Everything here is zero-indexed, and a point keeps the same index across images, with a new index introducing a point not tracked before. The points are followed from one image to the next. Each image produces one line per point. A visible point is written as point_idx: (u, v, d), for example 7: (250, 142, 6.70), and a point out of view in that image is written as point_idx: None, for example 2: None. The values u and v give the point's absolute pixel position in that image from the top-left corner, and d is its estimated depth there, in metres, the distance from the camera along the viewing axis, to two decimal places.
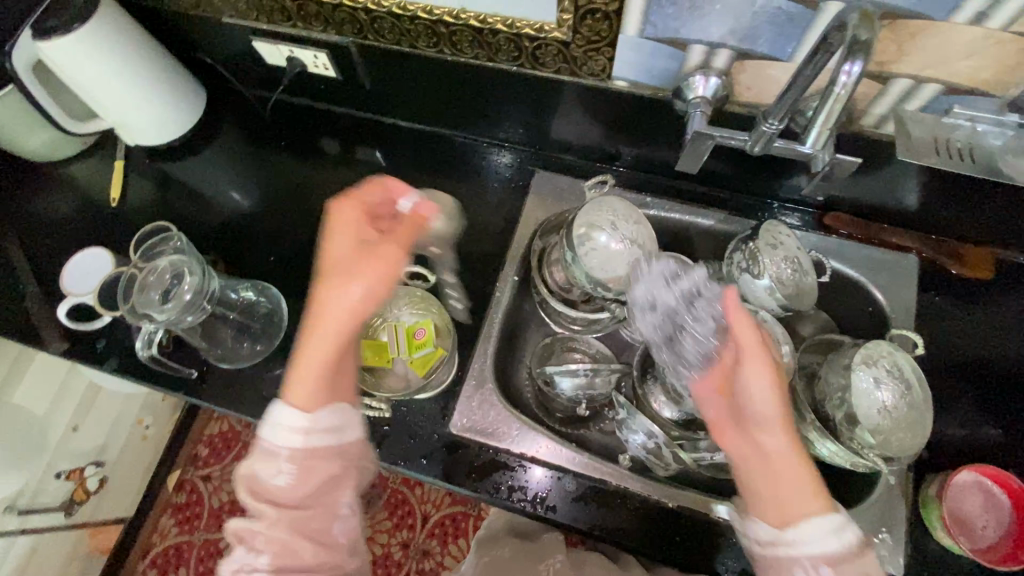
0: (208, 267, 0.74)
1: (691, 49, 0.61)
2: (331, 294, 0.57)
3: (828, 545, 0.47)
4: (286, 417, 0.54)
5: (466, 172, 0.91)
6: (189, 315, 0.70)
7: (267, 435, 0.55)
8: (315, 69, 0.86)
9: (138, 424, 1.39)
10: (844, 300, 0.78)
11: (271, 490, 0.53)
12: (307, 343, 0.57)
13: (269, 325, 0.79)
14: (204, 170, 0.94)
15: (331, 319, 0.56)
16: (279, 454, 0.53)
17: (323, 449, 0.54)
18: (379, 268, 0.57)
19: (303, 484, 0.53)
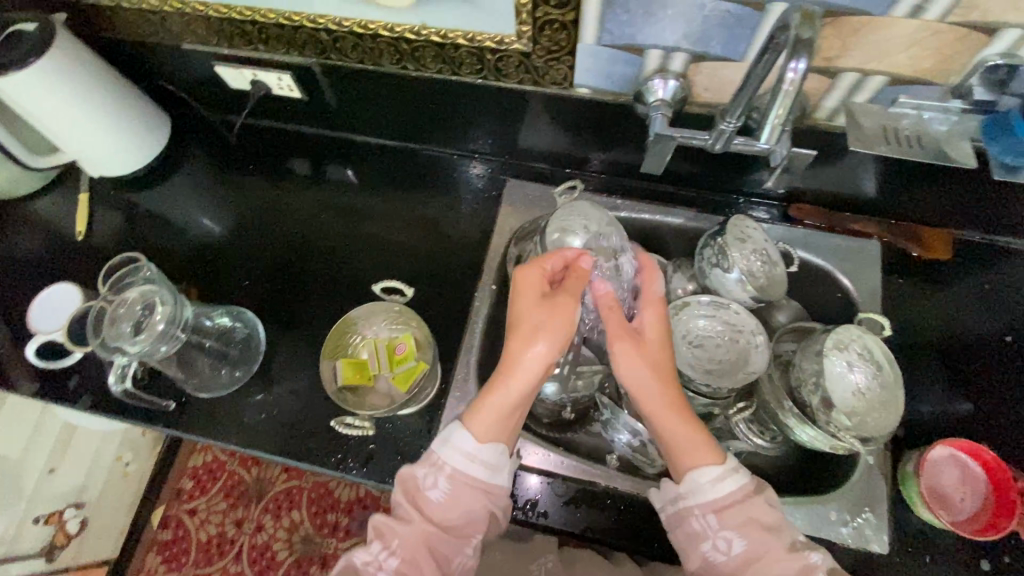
0: (180, 295, 0.72)
1: (648, 54, 0.62)
2: (540, 339, 0.59)
3: (713, 493, 0.54)
4: (466, 443, 0.58)
5: (439, 185, 0.91)
6: (163, 345, 0.69)
7: (442, 447, 0.59)
8: (280, 91, 0.86)
9: (118, 461, 1.35)
10: (814, 288, 0.80)
11: (426, 501, 0.57)
12: (502, 376, 0.59)
13: (247, 350, 0.78)
14: (172, 198, 0.93)
15: (523, 374, 0.59)
16: (444, 469, 0.57)
17: (476, 482, 0.57)
18: (554, 320, 0.59)
19: (451, 508, 0.56)
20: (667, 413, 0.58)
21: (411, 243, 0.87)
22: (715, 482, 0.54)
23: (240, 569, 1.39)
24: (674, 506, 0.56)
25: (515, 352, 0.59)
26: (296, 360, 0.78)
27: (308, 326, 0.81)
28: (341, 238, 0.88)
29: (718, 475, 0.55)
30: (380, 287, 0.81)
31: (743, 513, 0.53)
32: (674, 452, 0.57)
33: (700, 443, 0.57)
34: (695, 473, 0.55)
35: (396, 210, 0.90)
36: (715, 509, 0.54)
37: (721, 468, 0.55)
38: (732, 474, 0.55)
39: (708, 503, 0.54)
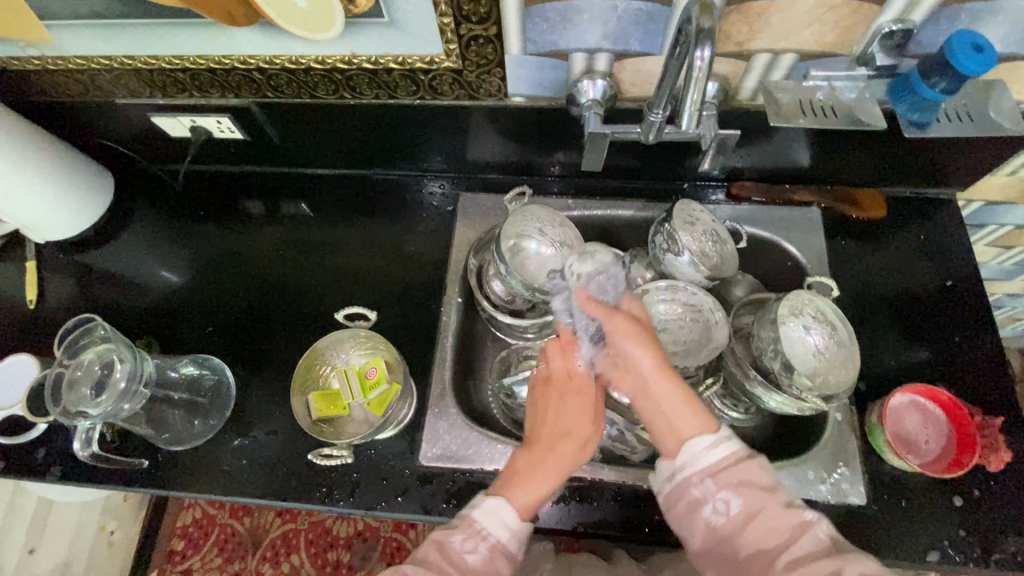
0: (138, 350, 0.71)
1: (572, 57, 0.65)
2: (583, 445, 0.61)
3: (707, 460, 0.55)
4: (509, 513, 0.56)
5: (395, 207, 0.92)
6: (126, 403, 0.68)
7: (485, 516, 0.56)
8: (221, 134, 0.86)
9: (102, 531, 1.32)
10: (765, 261, 0.83)
11: (463, 564, 0.54)
12: (546, 460, 0.59)
13: (218, 397, 0.77)
14: (126, 254, 0.92)
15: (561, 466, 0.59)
16: (487, 537, 0.55)
17: (510, 557, 0.56)
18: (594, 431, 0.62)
19: (486, 573, 0.54)
20: (658, 381, 0.58)
21: (373, 267, 0.88)
22: (711, 448, 0.55)
23: None
24: (673, 480, 0.56)
25: (558, 445, 0.60)
26: (270, 400, 0.78)
27: (279, 364, 0.81)
28: (302, 273, 0.88)
29: (715, 441, 0.55)
30: (343, 315, 0.82)
31: (737, 474, 0.53)
32: (670, 424, 0.58)
33: (699, 414, 0.57)
34: (686, 444, 0.56)
35: (354, 237, 0.90)
36: (712, 472, 0.54)
37: (712, 435, 0.56)
38: (724, 441, 0.55)
39: (704, 467, 0.54)
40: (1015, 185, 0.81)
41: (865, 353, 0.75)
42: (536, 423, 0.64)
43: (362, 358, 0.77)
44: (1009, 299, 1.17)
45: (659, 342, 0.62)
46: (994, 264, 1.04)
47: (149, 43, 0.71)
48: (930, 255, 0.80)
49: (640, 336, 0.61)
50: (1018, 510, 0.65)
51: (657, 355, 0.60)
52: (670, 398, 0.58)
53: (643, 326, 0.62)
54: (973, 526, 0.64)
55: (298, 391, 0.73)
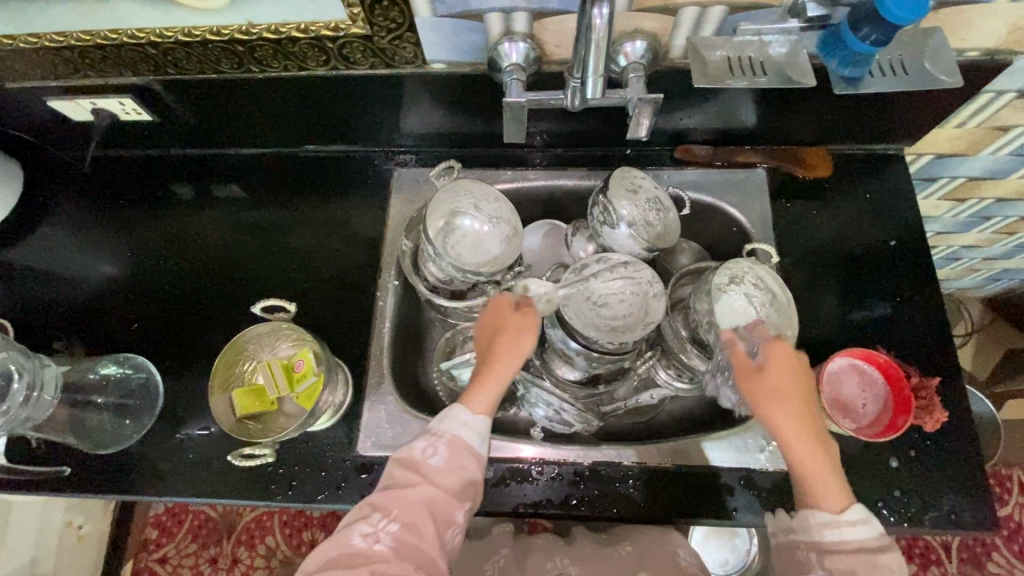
0: (33, 356, 0.70)
1: (488, 18, 0.60)
2: (519, 344, 0.65)
3: (834, 537, 0.52)
4: (465, 414, 0.61)
5: (328, 187, 0.87)
6: (31, 412, 0.68)
7: (441, 422, 0.61)
8: (128, 116, 0.80)
9: (69, 526, 1.30)
10: (712, 228, 0.81)
11: (427, 467, 0.58)
12: (495, 368, 0.64)
13: (146, 397, 0.74)
14: (46, 250, 0.86)
15: (507, 368, 0.64)
16: (444, 437, 0.60)
17: (473, 447, 0.60)
18: (524, 336, 0.65)
19: (452, 470, 0.58)
20: (801, 443, 0.55)
21: (306, 253, 0.83)
22: (850, 524, 0.52)
23: None
24: (785, 536, 0.56)
25: (498, 351, 0.64)
26: (202, 396, 0.75)
27: (212, 357, 0.78)
28: (232, 261, 0.84)
29: (836, 523, 0.53)
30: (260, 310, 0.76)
31: (849, 562, 0.51)
32: (801, 487, 0.56)
33: (831, 485, 0.54)
34: (812, 510, 0.54)
35: (285, 221, 0.86)
36: (821, 549, 0.53)
37: (834, 513, 0.53)
38: (862, 524, 0.52)
39: (830, 538, 0.53)
40: (963, 137, 0.79)
41: (809, 319, 0.74)
42: (479, 348, 0.67)
43: (291, 349, 0.73)
44: (967, 251, 1.16)
45: (804, 399, 0.57)
46: (949, 218, 1.03)
47: (26, 20, 0.64)
48: (877, 213, 0.78)
49: (768, 395, 0.57)
50: (953, 468, 0.65)
51: (790, 421, 0.56)
52: (805, 463, 0.55)
53: (779, 377, 0.58)
54: (909, 486, 0.65)
55: (218, 393, 0.70)
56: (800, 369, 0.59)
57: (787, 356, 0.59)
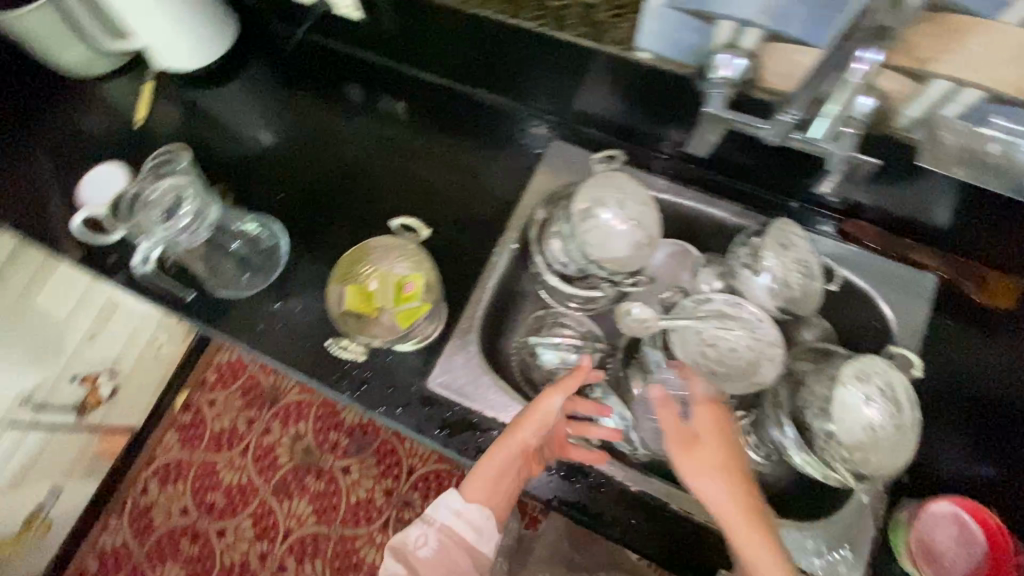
0: (209, 193, 0.78)
1: (719, 24, 0.57)
2: (511, 442, 0.64)
3: None
4: (455, 502, 0.64)
5: (492, 134, 0.89)
6: (185, 239, 0.75)
7: (436, 507, 0.64)
8: (342, 10, 0.84)
9: (154, 342, 1.43)
10: (853, 314, 0.74)
11: (415, 558, 0.61)
12: (492, 451, 0.64)
13: (269, 263, 0.81)
14: (231, 104, 0.95)
15: (502, 460, 0.64)
16: (434, 529, 0.63)
17: (462, 536, 0.62)
18: (514, 438, 0.64)
19: (438, 563, 0.61)
20: (737, 517, 0.56)
21: (447, 191, 0.87)
22: None
23: (245, 463, 1.51)
24: None
25: (493, 446, 0.65)
26: (312, 279, 0.81)
27: (332, 249, 0.83)
28: (376, 171, 0.88)
29: None
30: (396, 223, 0.83)
31: None
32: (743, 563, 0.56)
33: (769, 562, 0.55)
34: None
35: (444, 150, 0.89)
36: None
37: None
38: None
39: None
40: None
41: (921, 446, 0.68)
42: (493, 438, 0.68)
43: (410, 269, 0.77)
44: None
45: (742, 473, 0.59)
46: None
47: None
48: None
49: (703, 466, 0.58)
50: None
51: (722, 491, 0.57)
52: (742, 536, 0.56)
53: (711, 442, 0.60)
54: None
55: (335, 288, 0.76)
56: (732, 444, 0.60)
57: (718, 418, 0.61)
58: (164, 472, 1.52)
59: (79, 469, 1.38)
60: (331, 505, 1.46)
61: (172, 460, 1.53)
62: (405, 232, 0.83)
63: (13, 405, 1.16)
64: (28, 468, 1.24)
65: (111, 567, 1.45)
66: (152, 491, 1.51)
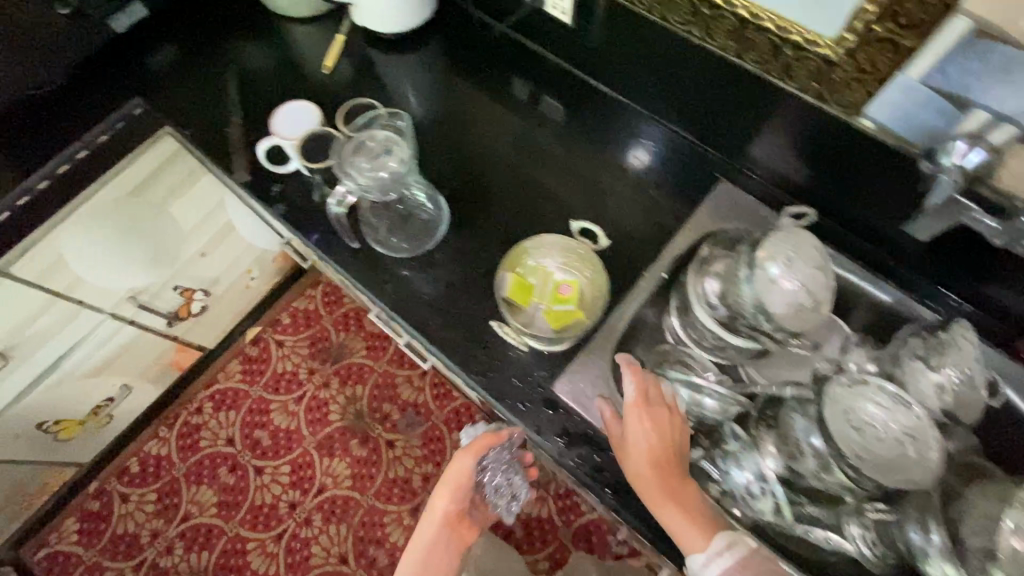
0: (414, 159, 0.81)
1: (972, 113, 0.58)
2: (441, 496, 0.84)
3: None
4: None
5: (619, 150, 0.89)
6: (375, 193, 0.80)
7: None
8: (551, 9, 0.85)
9: (247, 273, 1.47)
10: (1005, 437, 0.71)
11: None
12: (423, 516, 0.87)
13: (430, 228, 0.85)
14: (406, 72, 0.98)
15: (420, 542, 0.85)
16: None
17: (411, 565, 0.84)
18: (443, 489, 0.84)
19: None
20: (658, 491, 0.64)
21: (570, 200, 0.87)
22: (716, 560, 0.60)
23: (297, 410, 1.54)
24: None
25: (422, 517, 0.87)
26: (460, 259, 0.83)
27: (482, 234, 0.85)
28: (536, 167, 0.89)
29: (705, 560, 0.61)
30: (578, 227, 0.84)
31: None
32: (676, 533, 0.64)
33: (696, 528, 0.62)
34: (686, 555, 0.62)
35: (565, 159, 0.90)
36: None
37: (705, 553, 0.61)
38: (723, 554, 0.61)
39: None
40: None
41: None
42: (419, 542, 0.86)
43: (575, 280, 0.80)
44: None
45: (667, 448, 0.66)
46: None
47: None
48: None
49: (631, 450, 0.66)
50: None
51: (647, 472, 0.65)
52: (667, 512, 0.63)
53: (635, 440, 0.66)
54: None
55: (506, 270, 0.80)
56: (658, 425, 0.67)
57: (641, 407, 0.67)
58: (220, 398, 1.56)
59: (150, 375, 1.42)
60: (369, 474, 1.47)
61: (230, 388, 1.56)
62: (586, 236, 0.84)
63: (123, 299, 1.18)
64: (111, 360, 1.28)
65: (149, 474, 1.49)
66: (204, 413, 1.54)
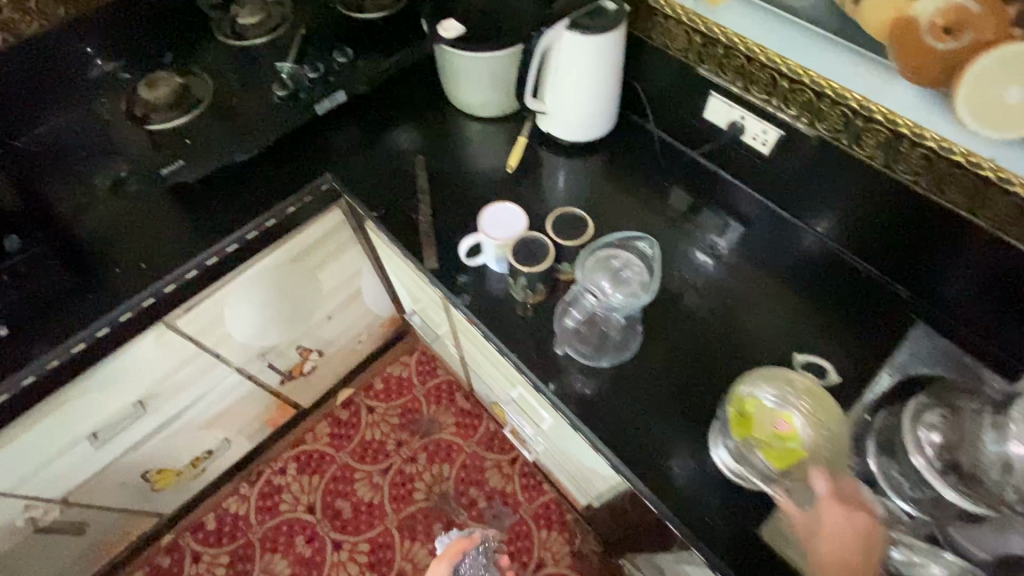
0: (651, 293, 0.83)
1: None
2: None
3: None
4: None
5: (820, 286, 0.89)
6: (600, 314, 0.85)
7: None
8: (750, 140, 0.87)
9: (358, 336, 1.49)
10: None
11: None
12: None
13: (624, 340, 0.85)
14: (582, 176, 1.01)
15: None
16: None
17: None
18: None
19: None
20: None
21: (766, 326, 0.86)
22: None
23: (382, 483, 1.49)
24: None
25: None
26: (643, 373, 0.82)
27: (665, 348, 0.84)
28: (715, 284, 0.90)
29: None
30: (802, 360, 0.83)
31: None
32: None
33: None
34: None
35: (760, 290, 0.89)
36: None
37: None
38: None
39: None
40: None
41: None
42: None
43: (810, 434, 0.71)
44: None
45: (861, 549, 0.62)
46: None
47: (792, 47, 0.75)
48: None
49: (818, 539, 0.63)
50: None
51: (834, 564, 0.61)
52: None
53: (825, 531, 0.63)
54: None
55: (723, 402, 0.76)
56: (861, 527, 0.63)
57: (842, 506, 0.63)
58: (305, 460, 1.52)
59: (248, 430, 1.40)
60: None
61: (316, 451, 1.53)
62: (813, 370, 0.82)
63: (254, 355, 1.20)
64: (222, 414, 1.27)
65: (226, 534, 1.44)
66: (288, 474, 1.51)
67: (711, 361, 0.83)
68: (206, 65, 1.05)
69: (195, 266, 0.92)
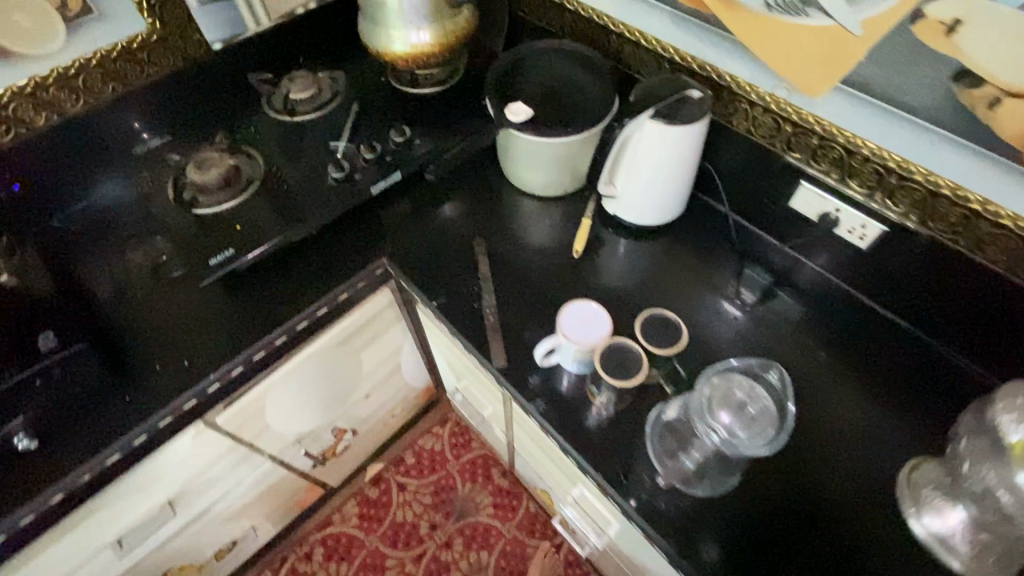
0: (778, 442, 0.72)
1: None
2: None
3: None
4: None
5: (930, 391, 0.80)
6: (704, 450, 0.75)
7: None
8: (844, 231, 0.82)
9: (393, 411, 1.40)
10: None
11: None
12: None
13: (721, 473, 0.75)
14: (652, 259, 0.94)
15: None
16: None
17: None
18: None
19: None
20: None
21: (874, 437, 0.77)
22: None
23: (415, 571, 1.38)
24: None
25: None
26: (741, 495, 0.73)
27: (764, 465, 0.75)
28: (811, 388, 0.81)
29: None
30: None
31: None
32: None
33: None
34: None
35: (863, 396, 0.80)
36: None
37: None
38: None
39: None
40: None
41: None
42: None
43: None
44: None
45: None
46: None
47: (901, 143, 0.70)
48: None
49: None
50: None
51: None
52: None
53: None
54: None
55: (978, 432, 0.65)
56: None
57: None
58: (332, 545, 1.42)
59: (276, 516, 1.30)
60: None
61: (344, 533, 1.43)
62: None
63: (290, 442, 1.11)
64: (252, 503, 1.17)
65: None
66: (314, 561, 1.40)
67: (817, 481, 0.74)
68: (256, 143, 1.01)
69: (241, 362, 0.85)
